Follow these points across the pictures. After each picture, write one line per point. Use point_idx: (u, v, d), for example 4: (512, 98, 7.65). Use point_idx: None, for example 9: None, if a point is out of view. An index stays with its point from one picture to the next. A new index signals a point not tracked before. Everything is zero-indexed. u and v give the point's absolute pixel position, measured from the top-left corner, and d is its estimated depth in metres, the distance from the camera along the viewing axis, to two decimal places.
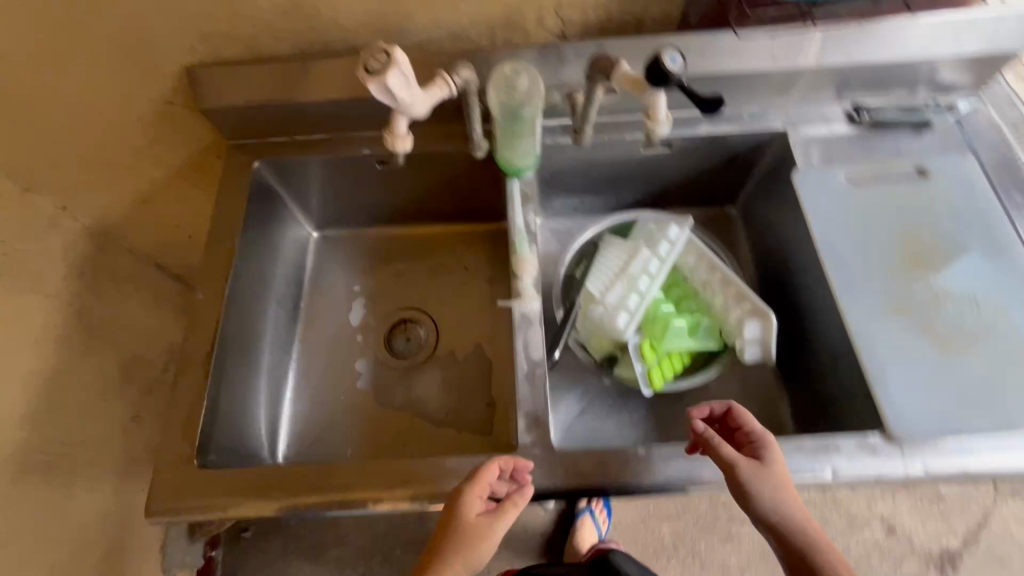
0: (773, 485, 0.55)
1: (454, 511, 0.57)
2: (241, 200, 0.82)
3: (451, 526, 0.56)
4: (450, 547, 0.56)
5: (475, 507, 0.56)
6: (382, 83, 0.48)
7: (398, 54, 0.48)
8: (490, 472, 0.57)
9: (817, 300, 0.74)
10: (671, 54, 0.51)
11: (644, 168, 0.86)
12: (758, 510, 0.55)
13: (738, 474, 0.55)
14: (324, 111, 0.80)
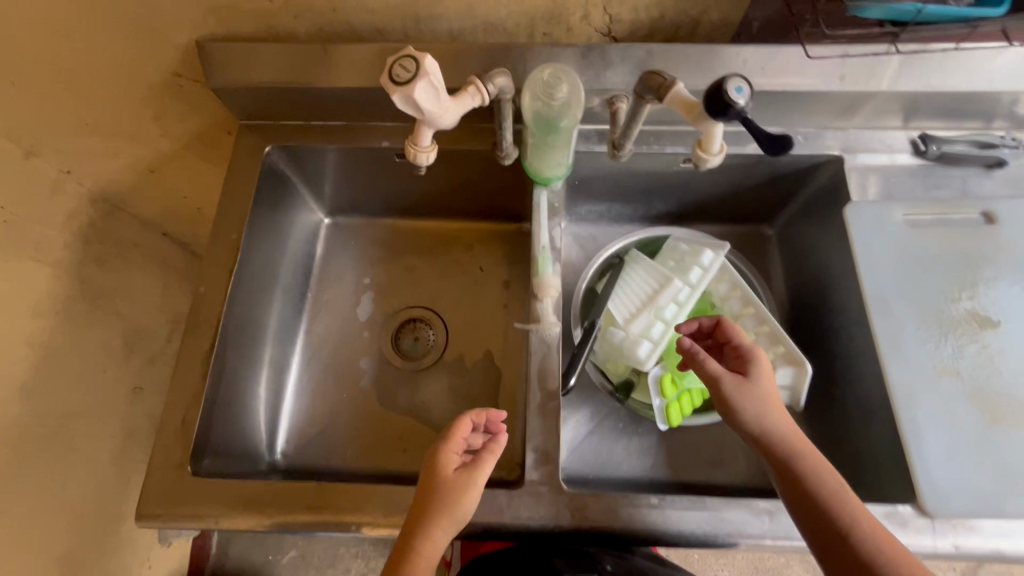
0: (760, 397, 0.57)
1: (430, 469, 0.56)
2: (250, 185, 0.77)
3: (430, 483, 0.55)
4: (432, 503, 0.54)
5: (452, 456, 0.57)
6: (407, 95, 0.43)
7: (428, 61, 0.43)
8: (463, 423, 0.59)
9: (854, 345, 0.69)
10: (738, 84, 0.45)
11: (680, 181, 0.80)
12: (744, 425, 0.56)
13: (722, 387, 0.58)
14: (343, 98, 0.74)
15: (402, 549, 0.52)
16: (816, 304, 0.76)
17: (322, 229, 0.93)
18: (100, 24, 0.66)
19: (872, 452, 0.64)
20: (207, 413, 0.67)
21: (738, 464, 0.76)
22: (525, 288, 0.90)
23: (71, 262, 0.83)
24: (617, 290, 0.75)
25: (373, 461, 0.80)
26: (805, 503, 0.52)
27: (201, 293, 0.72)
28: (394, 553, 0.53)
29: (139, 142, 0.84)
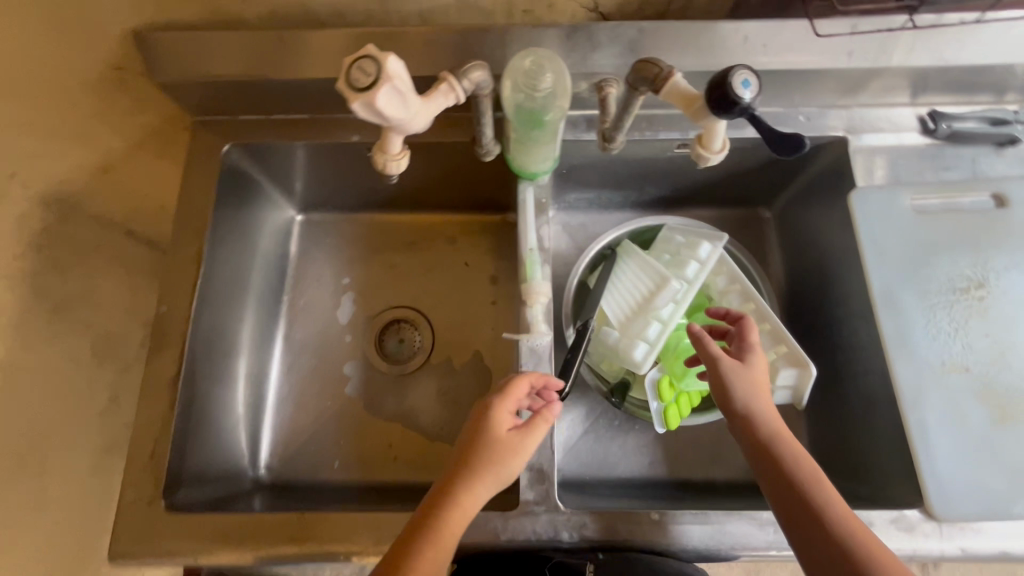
0: (754, 380, 0.56)
1: (480, 422, 0.54)
2: (209, 188, 0.71)
3: (478, 436, 0.53)
4: (477, 456, 0.52)
5: (505, 414, 0.54)
6: (369, 102, 0.37)
7: (390, 61, 0.37)
8: (523, 383, 0.55)
9: (858, 339, 0.66)
10: (743, 76, 0.40)
11: (675, 165, 0.75)
12: (735, 404, 0.55)
13: (719, 368, 0.56)
14: (305, 89, 0.68)
15: (439, 499, 0.51)
16: (818, 293, 0.73)
17: (294, 227, 0.87)
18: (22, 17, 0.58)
19: (875, 449, 0.62)
20: (179, 440, 0.64)
21: (739, 460, 0.74)
22: (514, 282, 0.86)
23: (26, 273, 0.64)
24: (611, 288, 0.71)
25: (361, 471, 0.77)
26: (787, 483, 0.50)
27: (163, 310, 0.67)
28: (431, 501, 0.51)
29: None
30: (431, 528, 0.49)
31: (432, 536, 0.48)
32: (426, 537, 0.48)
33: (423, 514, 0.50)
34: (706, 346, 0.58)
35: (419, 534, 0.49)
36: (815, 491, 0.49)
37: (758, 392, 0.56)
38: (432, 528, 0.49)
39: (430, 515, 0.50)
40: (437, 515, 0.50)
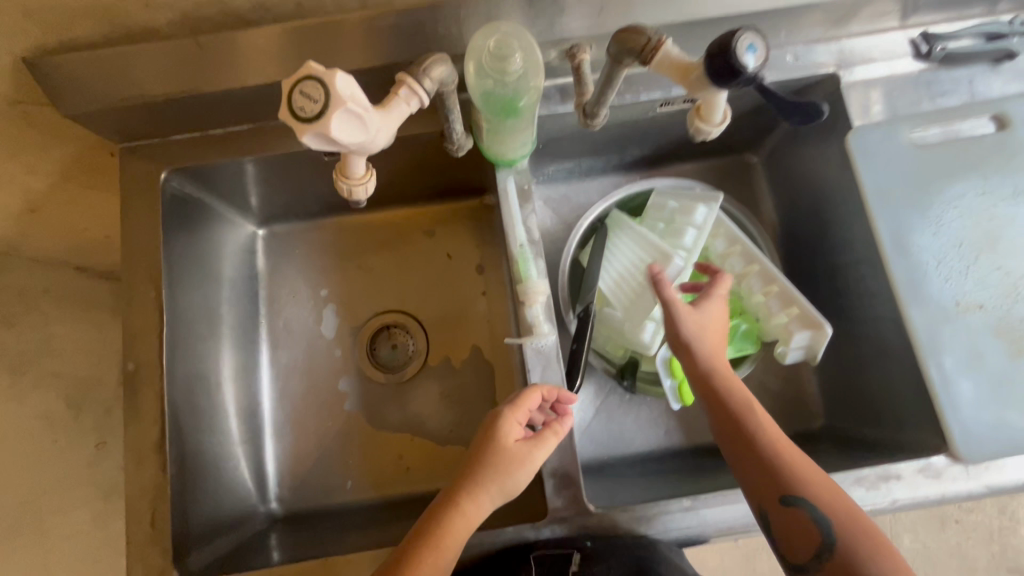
0: (703, 317, 0.56)
1: (487, 430, 0.53)
2: (154, 222, 0.63)
3: (485, 444, 0.52)
4: (483, 465, 0.51)
5: (515, 424, 0.53)
6: (323, 132, 0.32)
7: (337, 80, 0.32)
8: (537, 393, 0.54)
9: (865, 285, 0.64)
10: (749, 40, 0.35)
11: (656, 124, 0.70)
12: (681, 341, 0.56)
13: (673, 313, 0.55)
14: (241, 97, 0.60)
15: (441, 508, 0.51)
16: (817, 239, 0.70)
17: (257, 243, 0.80)
18: None
19: (890, 395, 0.62)
20: (179, 501, 0.61)
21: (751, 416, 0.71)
22: (502, 268, 0.81)
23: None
24: (607, 265, 0.67)
25: (376, 488, 0.74)
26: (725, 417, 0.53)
27: (132, 368, 0.62)
28: (434, 509, 0.51)
29: None
30: (434, 536, 0.49)
31: (434, 545, 0.49)
32: (425, 547, 0.48)
33: (427, 522, 0.50)
34: (664, 291, 0.56)
35: (418, 541, 0.49)
36: (748, 419, 0.52)
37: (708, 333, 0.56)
38: (434, 536, 0.49)
39: (433, 523, 0.50)
40: (439, 523, 0.50)
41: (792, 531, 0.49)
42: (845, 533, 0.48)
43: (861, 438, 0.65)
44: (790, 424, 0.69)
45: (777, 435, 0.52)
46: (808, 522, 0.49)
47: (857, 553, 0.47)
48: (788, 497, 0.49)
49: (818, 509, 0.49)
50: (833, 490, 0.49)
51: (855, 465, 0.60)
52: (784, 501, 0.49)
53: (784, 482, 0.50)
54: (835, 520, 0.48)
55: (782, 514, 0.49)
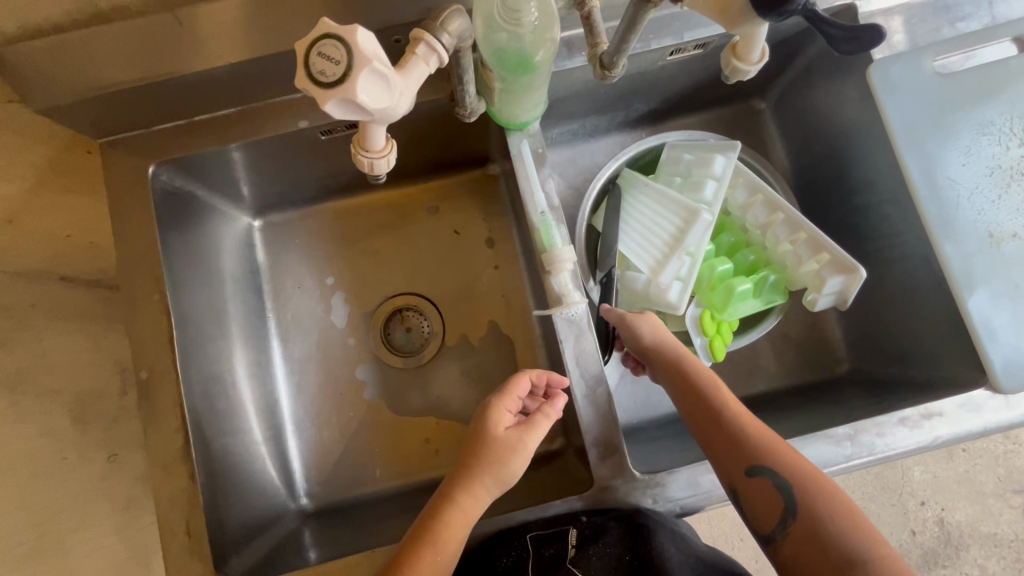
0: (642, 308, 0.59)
1: (476, 423, 0.55)
2: (148, 219, 0.59)
3: (476, 437, 0.54)
4: (475, 456, 0.53)
5: (502, 413, 0.54)
6: (346, 96, 0.30)
7: (359, 35, 0.29)
8: (522, 380, 0.55)
9: (890, 225, 0.63)
10: None
11: (664, 75, 0.66)
12: (632, 333, 0.58)
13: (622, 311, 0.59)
14: (225, 78, 0.56)
15: (436, 505, 0.51)
16: (835, 182, 0.68)
17: (254, 236, 0.76)
18: None
19: (921, 332, 0.62)
20: (212, 508, 0.59)
21: (777, 367, 0.70)
22: (512, 240, 0.78)
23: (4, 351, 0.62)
24: (626, 227, 0.65)
25: (405, 474, 0.73)
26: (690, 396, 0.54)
27: (145, 376, 0.58)
28: (430, 507, 0.52)
29: None
30: (431, 531, 0.50)
31: (432, 540, 0.49)
32: (422, 542, 0.49)
33: (424, 519, 0.51)
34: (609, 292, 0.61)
35: (415, 539, 0.50)
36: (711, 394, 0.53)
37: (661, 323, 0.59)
38: (431, 531, 0.50)
39: (429, 520, 0.51)
40: (436, 518, 0.51)
41: (760, 502, 0.49)
42: (808, 496, 0.48)
43: (891, 378, 0.65)
44: (815, 371, 0.70)
45: (738, 409, 0.53)
46: (774, 490, 0.49)
47: (822, 515, 0.47)
48: (755, 469, 0.50)
49: (781, 474, 0.49)
50: (795, 457, 0.50)
51: (893, 406, 0.59)
52: (751, 474, 0.50)
53: (748, 454, 0.50)
54: (798, 484, 0.48)
55: (750, 486, 0.50)
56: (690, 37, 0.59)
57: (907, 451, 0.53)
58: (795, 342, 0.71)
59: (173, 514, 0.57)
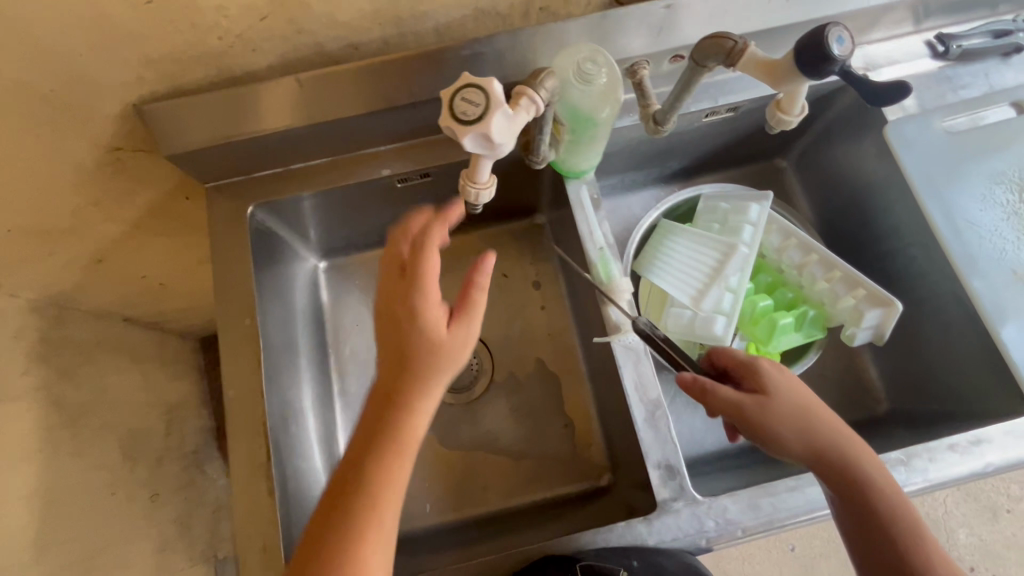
0: (784, 410, 0.52)
1: (396, 327, 0.50)
2: (244, 250, 0.65)
3: (405, 340, 0.49)
4: (411, 360, 0.48)
5: (423, 308, 0.49)
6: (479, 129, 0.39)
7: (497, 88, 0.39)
8: (433, 259, 0.50)
9: (917, 266, 0.68)
10: (836, 33, 0.39)
11: (699, 135, 0.75)
12: (782, 445, 0.52)
13: (753, 416, 0.52)
14: (323, 136, 0.64)
15: (376, 412, 0.49)
16: (861, 229, 0.74)
17: (319, 276, 0.82)
18: (13, 115, 0.53)
19: (957, 366, 0.65)
20: (284, 526, 0.61)
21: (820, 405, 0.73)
22: (558, 283, 0.84)
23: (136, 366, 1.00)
24: (670, 268, 0.69)
25: (457, 509, 0.75)
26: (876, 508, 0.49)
27: (230, 397, 0.61)
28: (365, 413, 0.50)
29: (80, 232, 0.72)
30: (390, 440, 0.48)
31: (400, 450, 0.48)
32: (377, 448, 0.47)
33: (365, 423, 0.49)
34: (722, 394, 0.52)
35: (365, 443, 0.48)
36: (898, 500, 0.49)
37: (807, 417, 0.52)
38: (382, 439, 0.48)
39: (376, 430, 0.48)
40: (384, 427, 0.48)
41: None
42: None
43: (934, 414, 0.68)
44: (855, 409, 0.72)
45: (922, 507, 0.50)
46: None
47: None
48: None
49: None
50: None
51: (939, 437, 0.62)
52: None
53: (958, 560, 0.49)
54: None
55: None
56: (724, 102, 0.67)
57: (961, 477, 0.55)
58: (834, 382, 0.74)
59: (246, 532, 0.58)
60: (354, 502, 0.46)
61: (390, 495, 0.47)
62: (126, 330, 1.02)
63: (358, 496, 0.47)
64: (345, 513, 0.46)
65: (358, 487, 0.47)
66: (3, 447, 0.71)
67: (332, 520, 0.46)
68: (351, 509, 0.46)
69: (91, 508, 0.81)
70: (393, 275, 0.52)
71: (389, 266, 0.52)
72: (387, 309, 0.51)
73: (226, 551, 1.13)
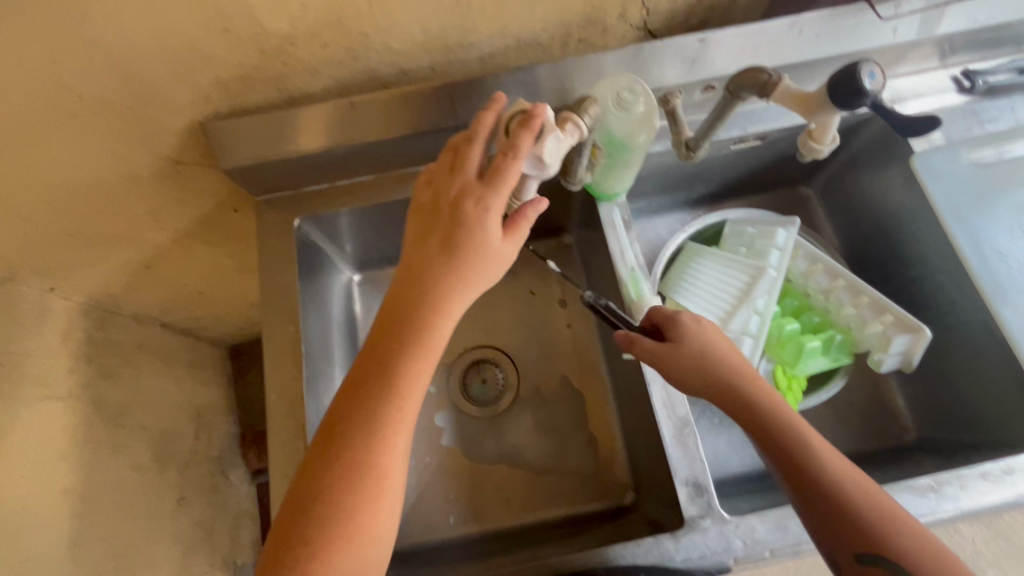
0: (693, 355, 0.53)
1: (462, 223, 0.50)
2: (289, 260, 0.69)
3: (469, 239, 0.49)
4: (470, 262, 0.49)
5: (493, 210, 0.50)
6: (536, 153, 0.49)
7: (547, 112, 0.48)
8: (517, 169, 0.49)
9: (945, 294, 0.68)
10: (869, 70, 0.42)
11: (727, 161, 0.77)
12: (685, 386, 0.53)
13: (662, 359, 0.54)
14: (369, 156, 0.68)
15: (405, 315, 0.49)
16: (888, 256, 0.75)
17: (353, 288, 0.85)
18: (91, 129, 0.57)
19: (987, 396, 0.65)
20: None
21: (846, 431, 0.73)
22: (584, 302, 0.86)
23: (167, 369, 1.03)
24: (698, 290, 0.70)
25: (480, 522, 0.76)
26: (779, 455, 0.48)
27: (270, 400, 0.64)
28: (389, 315, 0.50)
29: (133, 239, 0.76)
30: (420, 340, 0.48)
31: (425, 350, 0.49)
32: (406, 353, 0.48)
33: (382, 329, 0.50)
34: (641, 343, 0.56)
35: (391, 348, 0.49)
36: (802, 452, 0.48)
37: (716, 361, 0.53)
38: (416, 340, 0.49)
39: (408, 334, 0.49)
40: (420, 329, 0.49)
41: None
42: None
43: (964, 443, 0.67)
44: (882, 436, 0.72)
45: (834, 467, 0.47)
46: None
47: None
48: (866, 556, 0.44)
49: (902, 565, 0.43)
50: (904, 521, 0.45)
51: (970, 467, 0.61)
52: (863, 560, 0.44)
53: (867, 537, 0.44)
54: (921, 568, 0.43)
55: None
56: (753, 130, 0.69)
57: (993, 507, 0.55)
58: (860, 408, 0.74)
59: None
60: (366, 410, 0.47)
61: (416, 398, 0.49)
62: (162, 334, 1.05)
63: (374, 401, 0.47)
64: (358, 419, 0.47)
65: (373, 393, 0.47)
66: (47, 442, 0.74)
67: (339, 429, 0.47)
68: (359, 416, 0.47)
69: (123, 506, 0.84)
70: (466, 171, 0.51)
71: (469, 161, 0.52)
72: (448, 205, 0.51)
73: (244, 558, 1.13)
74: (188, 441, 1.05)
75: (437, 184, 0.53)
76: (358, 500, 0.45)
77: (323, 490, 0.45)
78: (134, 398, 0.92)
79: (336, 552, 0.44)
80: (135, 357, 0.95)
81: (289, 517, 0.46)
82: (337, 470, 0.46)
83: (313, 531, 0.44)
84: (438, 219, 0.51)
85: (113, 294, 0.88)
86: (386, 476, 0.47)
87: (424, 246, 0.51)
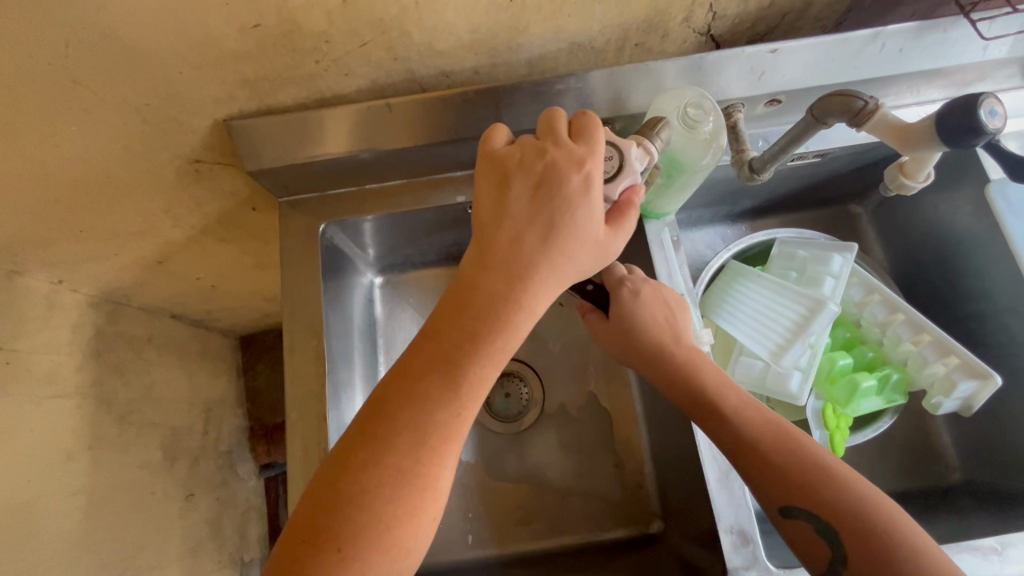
0: (620, 326, 0.57)
1: (563, 202, 0.44)
2: (312, 267, 0.65)
3: (570, 224, 0.44)
4: (565, 247, 0.44)
5: (597, 185, 0.45)
6: (631, 175, 0.48)
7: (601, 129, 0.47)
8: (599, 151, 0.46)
9: (1011, 333, 0.65)
10: (990, 106, 0.38)
11: (780, 177, 0.72)
12: (623, 356, 0.58)
13: (606, 333, 0.59)
14: (402, 163, 0.64)
15: (481, 304, 0.43)
16: (946, 288, 0.71)
17: (374, 291, 0.81)
18: (107, 124, 0.53)
19: None
20: None
21: (891, 472, 0.69)
22: None
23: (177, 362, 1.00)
24: (744, 317, 0.66)
25: (499, 543, 0.73)
26: (704, 415, 0.51)
27: (292, 417, 0.60)
28: (455, 299, 0.44)
29: (148, 235, 0.72)
30: (494, 342, 0.43)
31: (495, 351, 0.43)
32: (475, 350, 0.42)
33: (445, 316, 0.44)
34: (591, 318, 0.61)
35: (460, 340, 0.42)
36: (723, 409, 0.50)
37: (645, 329, 0.56)
38: (489, 339, 0.43)
39: (480, 330, 0.43)
40: (498, 329, 0.43)
41: (801, 545, 0.45)
42: (853, 540, 0.42)
43: (1017, 493, 0.63)
44: (928, 477, 0.69)
45: (750, 421, 0.49)
46: (814, 534, 0.44)
47: (874, 542, 0.42)
48: (785, 508, 0.45)
49: (820, 515, 0.44)
50: (821, 472, 0.45)
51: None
52: (785, 514, 0.45)
53: (783, 490, 0.45)
54: (838, 520, 0.43)
55: (788, 528, 0.45)
56: (813, 148, 0.64)
57: None
58: (906, 446, 0.70)
59: None
60: (421, 408, 0.41)
61: (480, 397, 0.43)
62: (173, 327, 1.02)
63: (433, 397, 0.41)
64: (415, 418, 0.41)
65: (434, 390, 0.41)
66: (56, 442, 0.71)
67: (391, 424, 0.41)
68: (416, 415, 0.41)
69: (132, 506, 0.81)
70: (559, 137, 0.46)
71: (560, 128, 0.47)
72: (539, 175, 0.45)
73: (251, 554, 1.12)
74: (197, 436, 1.02)
75: (519, 146, 0.47)
76: (401, 508, 0.39)
77: (362, 491, 0.39)
78: (145, 394, 0.89)
79: (370, 563, 0.38)
80: (146, 351, 0.92)
81: (314, 520, 0.39)
82: (382, 471, 0.40)
83: (346, 535, 0.38)
84: (524, 187, 0.45)
85: (124, 287, 0.84)
86: (434, 486, 0.41)
87: (502, 217, 0.44)
